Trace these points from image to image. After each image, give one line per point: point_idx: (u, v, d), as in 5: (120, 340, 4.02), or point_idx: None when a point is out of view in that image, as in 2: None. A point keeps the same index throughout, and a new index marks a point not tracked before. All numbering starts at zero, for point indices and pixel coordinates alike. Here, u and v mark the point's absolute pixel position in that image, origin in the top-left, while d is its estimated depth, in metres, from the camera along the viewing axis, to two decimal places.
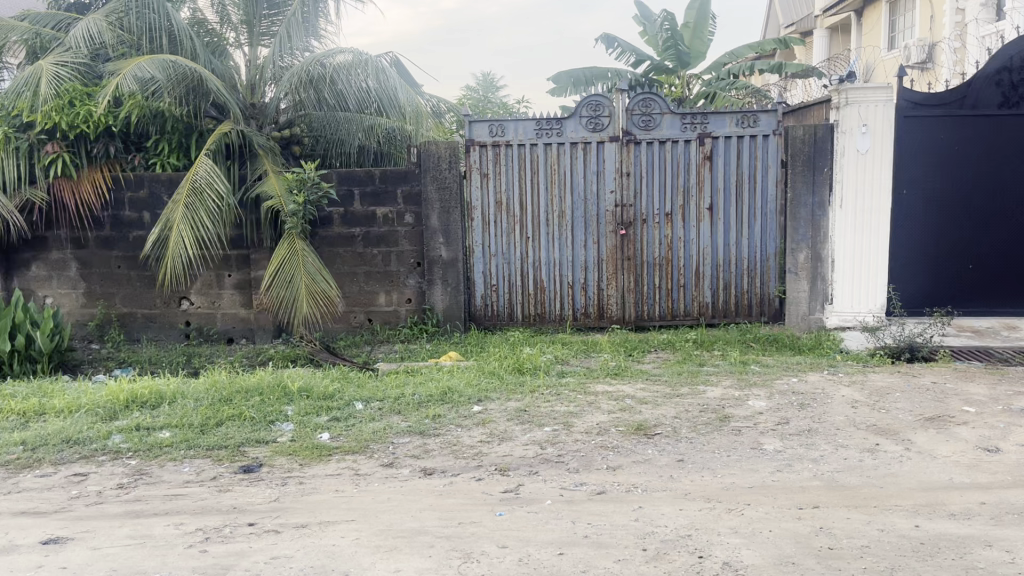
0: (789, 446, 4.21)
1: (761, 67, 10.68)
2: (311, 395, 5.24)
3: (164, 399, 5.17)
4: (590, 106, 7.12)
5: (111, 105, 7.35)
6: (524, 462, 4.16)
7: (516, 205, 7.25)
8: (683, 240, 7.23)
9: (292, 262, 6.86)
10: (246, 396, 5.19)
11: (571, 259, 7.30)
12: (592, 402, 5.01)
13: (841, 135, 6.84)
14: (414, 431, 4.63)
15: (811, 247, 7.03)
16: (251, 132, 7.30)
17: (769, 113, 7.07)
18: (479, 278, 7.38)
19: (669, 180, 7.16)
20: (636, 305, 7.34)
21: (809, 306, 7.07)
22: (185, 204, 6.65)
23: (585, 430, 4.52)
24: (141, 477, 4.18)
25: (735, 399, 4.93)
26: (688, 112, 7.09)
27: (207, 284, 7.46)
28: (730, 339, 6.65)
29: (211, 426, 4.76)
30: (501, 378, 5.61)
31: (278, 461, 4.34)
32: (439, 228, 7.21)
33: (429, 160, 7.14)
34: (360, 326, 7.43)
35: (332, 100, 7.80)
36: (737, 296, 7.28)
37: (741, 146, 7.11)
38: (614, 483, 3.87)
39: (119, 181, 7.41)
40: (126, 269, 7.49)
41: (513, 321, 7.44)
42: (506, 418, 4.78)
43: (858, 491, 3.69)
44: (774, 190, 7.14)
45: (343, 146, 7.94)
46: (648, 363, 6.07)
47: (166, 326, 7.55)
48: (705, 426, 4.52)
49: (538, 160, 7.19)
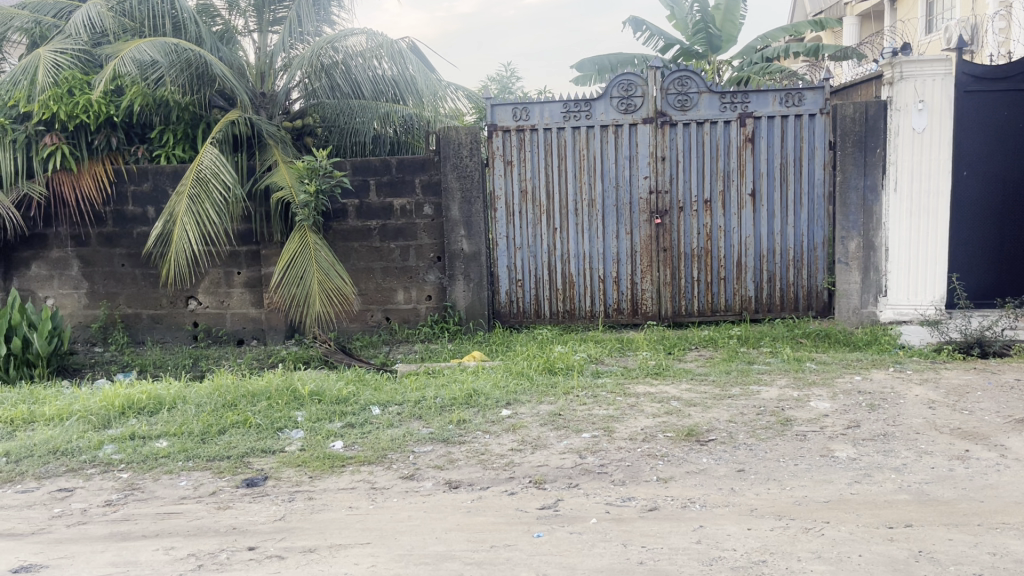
0: (864, 453, 3.69)
1: (797, 49, 10.10)
2: (323, 398, 4.76)
3: (163, 405, 4.72)
4: (622, 86, 6.62)
5: (112, 94, 6.96)
6: (563, 473, 3.67)
7: (543, 194, 6.76)
8: (723, 228, 6.71)
9: (302, 257, 6.39)
10: (252, 401, 4.73)
11: (602, 251, 6.79)
12: (634, 405, 4.50)
13: (895, 114, 6.33)
14: (437, 439, 4.15)
15: (863, 235, 6.51)
16: (259, 120, 6.86)
17: (814, 90, 6.54)
18: (503, 272, 6.89)
19: (708, 164, 6.65)
20: (673, 300, 6.82)
21: (860, 299, 6.55)
22: (189, 195, 6.20)
23: (629, 436, 4.02)
24: (131, 493, 3.73)
25: (795, 400, 4.40)
26: (727, 91, 6.58)
27: (215, 282, 7.03)
28: (777, 335, 6.13)
29: (213, 435, 4.30)
30: (531, 379, 5.11)
31: (286, 473, 3.87)
32: (460, 220, 6.74)
33: (449, 147, 6.69)
34: (377, 326, 6.96)
35: (345, 87, 7.30)
36: (783, 289, 6.76)
37: (785, 126, 6.59)
38: (667, 497, 3.37)
39: (122, 174, 7.02)
40: (130, 267, 7.09)
41: (540, 318, 6.94)
42: (539, 423, 4.29)
43: (955, 506, 3.17)
44: (822, 174, 6.61)
45: (356, 136, 7.45)
46: (691, 361, 5.55)
47: (174, 327, 7.13)
48: (765, 430, 4.00)
49: (565, 145, 6.70)
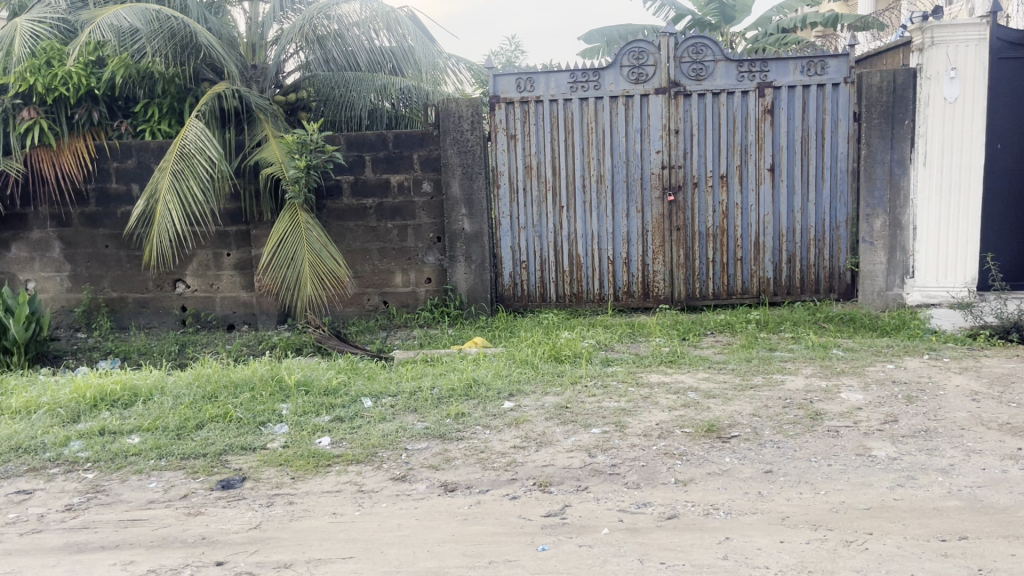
0: (906, 452, 3.32)
1: (814, 19, 9.54)
2: (311, 390, 4.40)
3: (139, 397, 4.38)
4: (633, 53, 6.20)
5: (93, 66, 6.62)
6: (570, 475, 3.31)
7: (549, 170, 6.37)
8: (740, 206, 6.32)
9: (293, 237, 6.04)
10: (234, 392, 4.38)
11: (611, 231, 6.41)
12: (647, 397, 4.13)
13: (924, 83, 5.91)
14: (433, 435, 3.79)
15: (889, 212, 6.12)
16: (247, 92, 6.45)
17: (838, 58, 6.13)
18: (507, 253, 6.51)
19: (724, 137, 6.25)
20: (686, 282, 6.44)
21: (886, 280, 6.18)
22: (172, 172, 5.84)
23: (643, 432, 3.65)
24: (94, 497, 3.39)
25: (823, 391, 4.03)
26: (745, 59, 6.15)
27: (204, 264, 6.68)
28: (798, 319, 5.76)
29: (190, 430, 3.96)
30: (536, 367, 4.74)
31: (266, 473, 3.52)
32: (461, 198, 6.36)
33: (449, 120, 6.30)
34: (374, 310, 6.60)
35: (339, 58, 6.92)
36: (803, 271, 6.37)
37: (807, 97, 6.18)
38: (687, 503, 3.02)
39: (104, 151, 6.65)
40: (114, 249, 6.74)
41: (546, 302, 6.57)
42: (544, 417, 3.92)
43: (1014, 515, 2.80)
44: (846, 147, 6.22)
45: (352, 111, 6.98)
46: (708, 348, 5.18)
47: (161, 312, 6.78)
48: (793, 426, 3.62)
49: (572, 117, 6.30)
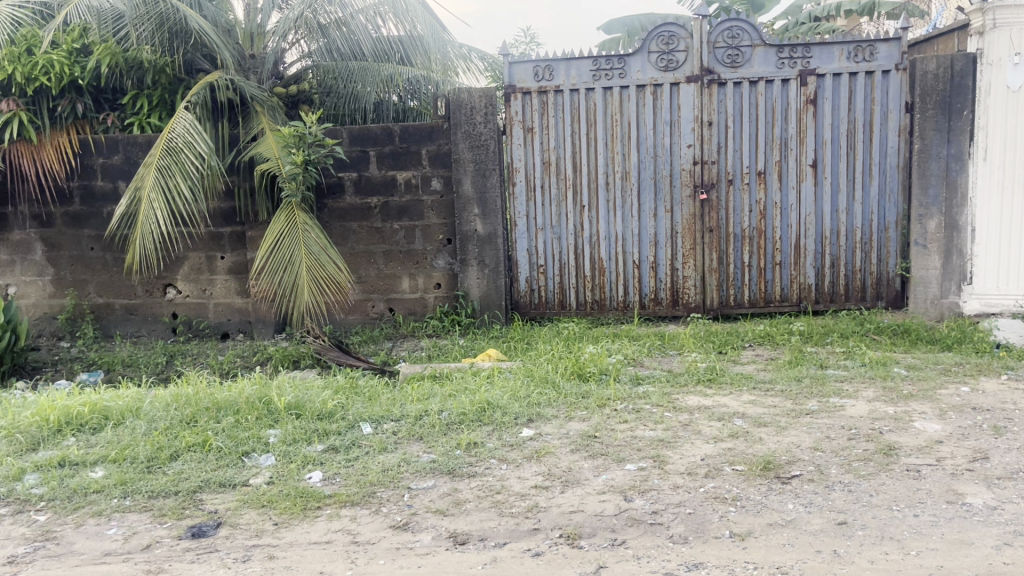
0: (1007, 500, 2.77)
1: (849, 7, 8.97)
2: (304, 414, 3.88)
3: (109, 421, 3.89)
4: (662, 38, 5.66)
5: (77, 54, 6.14)
6: (603, 525, 2.77)
7: (569, 166, 5.84)
8: (779, 205, 5.76)
9: (290, 239, 5.53)
10: (216, 416, 3.87)
11: (637, 233, 5.87)
12: (688, 425, 3.59)
13: (985, 69, 5.39)
14: (441, 471, 3.27)
15: (944, 211, 5.55)
16: (242, 82, 5.93)
17: (889, 42, 5.57)
18: (523, 257, 5.99)
19: (762, 130, 5.70)
20: (719, 289, 5.90)
21: (941, 287, 5.62)
22: (158, 168, 5.34)
23: (687, 471, 3.11)
24: (43, 546, 2.88)
25: (893, 419, 3.47)
26: (785, 44, 5.60)
27: (196, 268, 6.18)
28: (847, 331, 5.21)
29: (163, 462, 3.45)
30: (557, 387, 4.20)
31: (245, 517, 3.01)
32: (473, 196, 5.83)
33: (460, 112, 5.78)
34: (379, 318, 6.08)
35: (342, 46, 6.35)
36: (848, 276, 5.81)
37: (854, 85, 5.61)
38: (748, 566, 2.48)
39: (88, 145, 6.15)
40: (99, 252, 6.24)
41: (565, 309, 6.03)
42: (569, 449, 3.39)
43: None
44: (897, 141, 5.63)
45: (356, 102, 6.45)
46: (749, 364, 4.63)
47: (150, 320, 6.29)
48: (864, 463, 3.07)
49: (594, 108, 5.77)
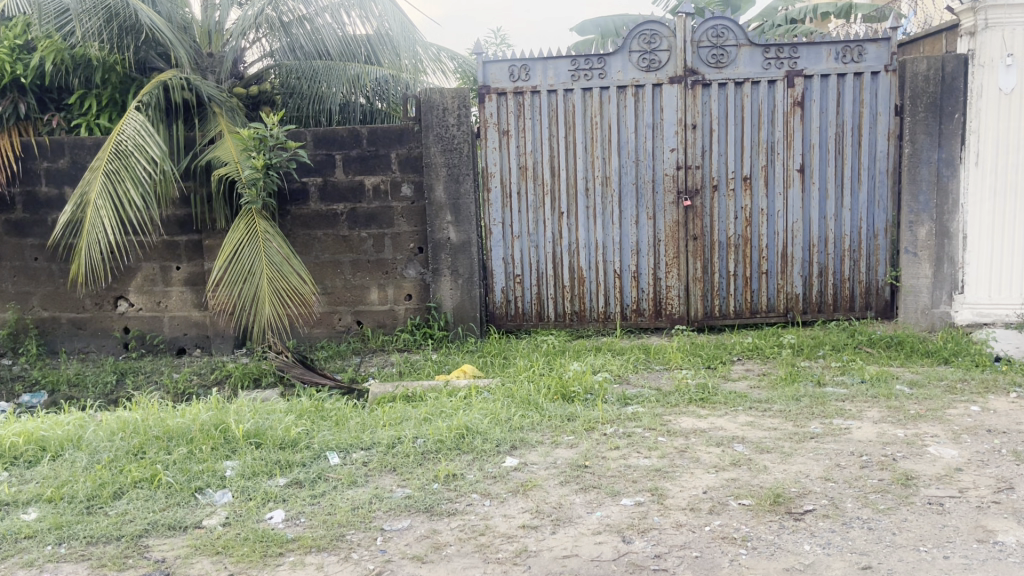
0: None
1: (826, 10, 8.85)
2: (264, 443, 3.53)
3: (46, 453, 3.51)
4: (644, 36, 5.40)
5: (19, 50, 5.75)
6: (602, 573, 2.48)
7: (547, 171, 5.55)
8: (765, 211, 5.53)
9: (250, 249, 5.17)
10: (167, 446, 3.50)
11: (618, 240, 5.60)
12: (685, 452, 3.32)
13: (977, 71, 5.21)
14: (417, 508, 2.95)
15: (936, 218, 5.36)
16: (198, 81, 5.56)
17: (877, 42, 5.36)
18: (498, 266, 5.68)
19: (748, 133, 5.46)
20: (704, 299, 5.65)
21: (932, 297, 5.42)
22: (105, 172, 4.95)
23: (690, 507, 2.83)
24: None
25: (905, 443, 3.23)
26: (772, 44, 5.37)
27: (149, 280, 5.78)
28: (838, 343, 4.99)
29: (104, 501, 3.08)
30: (541, 409, 3.90)
31: (196, 567, 2.66)
32: (446, 203, 5.52)
33: (432, 114, 5.47)
34: (346, 331, 5.74)
35: (306, 44, 6.01)
36: (836, 286, 5.59)
37: (842, 86, 5.40)
38: None
39: (31, 149, 5.70)
40: (44, 262, 5.81)
41: (543, 321, 5.73)
42: (558, 481, 3.09)
43: None
44: (886, 145, 5.44)
45: (321, 103, 6.08)
46: (742, 381, 4.38)
47: (100, 335, 5.87)
48: (882, 496, 2.81)
49: (573, 110, 5.49)
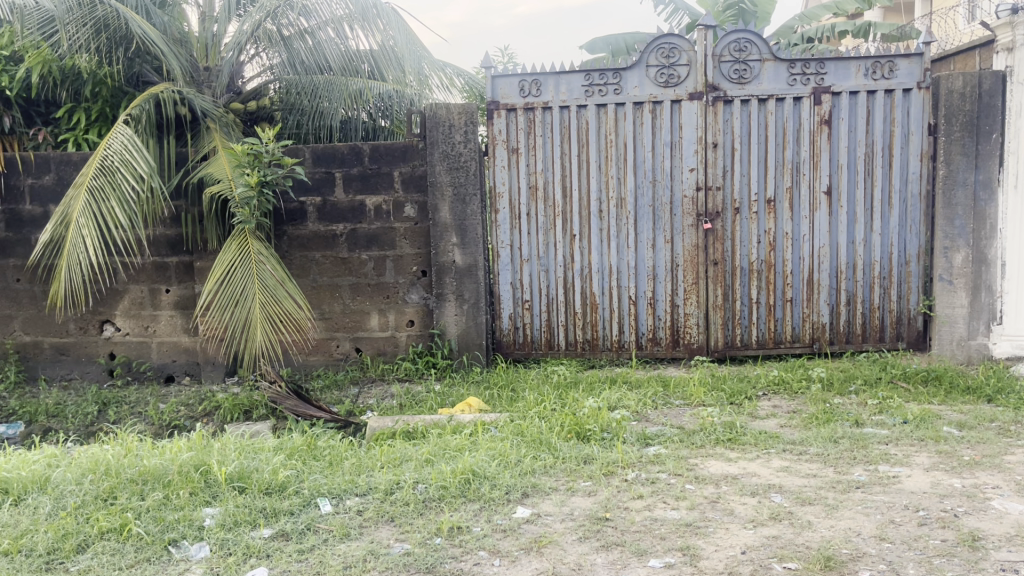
0: None
1: (844, 28, 8.65)
2: (249, 488, 3.19)
3: (9, 497, 3.17)
4: (662, 50, 5.12)
5: (6, 62, 5.52)
6: None
7: (558, 191, 5.24)
8: (790, 235, 5.21)
9: (243, 272, 4.85)
10: (141, 491, 3.16)
11: (633, 265, 5.28)
12: (717, 503, 2.97)
13: (1016, 89, 4.89)
14: (417, 568, 2.60)
15: (972, 243, 5.04)
16: (193, 95, 5.26)
17: (910, 58, 5.07)
18: (506, 291, 5.36)
19: (772, 153, 5.16)
20: (725, 328, 5.32)
21: (968, 327, 5.09)
22: (89, 189, 4.66)
23: (727, 570, 2.48)
24: None
25: (965, 497, 2.91)
26: (798, 59, 5.08)
27: (137, 303, 5.47)
28: (871, 377, 4.64)
29: (66, 555, 2.74)
30: (554, 450, 3.56)
31: None
32: (451, 224, 5.22)
33: (437, 130, 5.17)
34: (344, 359, 5.41)
35: (307, 59, 5.68)
36: (865, 315, 5.26)
37: (872, 104, 5.10)
38: None
39: (14, 164, 5.39)
40: (26, 283, 5.50)
41: (554, 350, 5.40)
42: (577, 537, 2.75)
43: None
44: (918, 166, 5.12)
45: (321, 120, 5.72)
46: (771, 419, 4.03)
47: (84, 361, 5.55)
48: (947, 561, 2.47)
49: (586, 128, 5.20)
